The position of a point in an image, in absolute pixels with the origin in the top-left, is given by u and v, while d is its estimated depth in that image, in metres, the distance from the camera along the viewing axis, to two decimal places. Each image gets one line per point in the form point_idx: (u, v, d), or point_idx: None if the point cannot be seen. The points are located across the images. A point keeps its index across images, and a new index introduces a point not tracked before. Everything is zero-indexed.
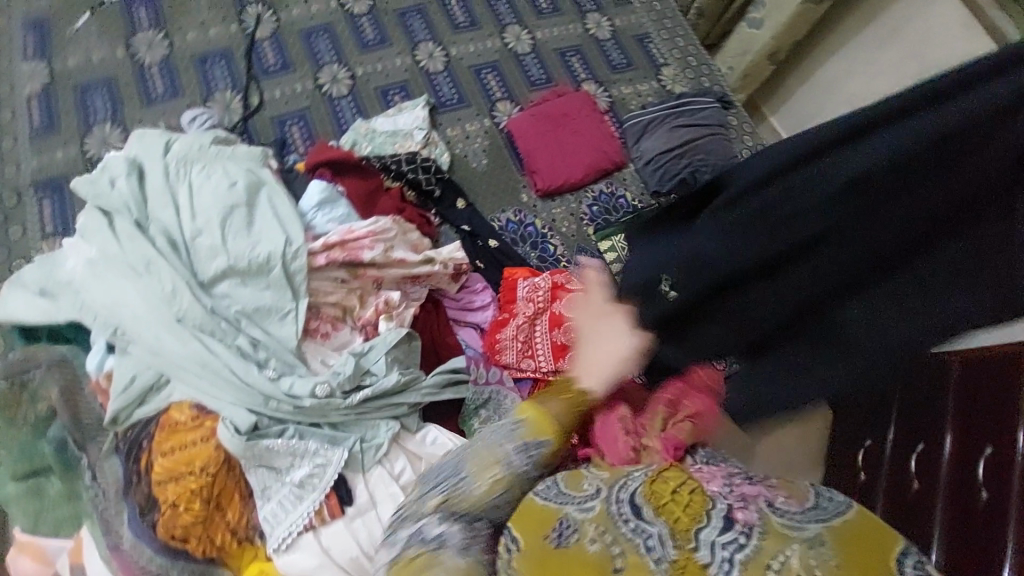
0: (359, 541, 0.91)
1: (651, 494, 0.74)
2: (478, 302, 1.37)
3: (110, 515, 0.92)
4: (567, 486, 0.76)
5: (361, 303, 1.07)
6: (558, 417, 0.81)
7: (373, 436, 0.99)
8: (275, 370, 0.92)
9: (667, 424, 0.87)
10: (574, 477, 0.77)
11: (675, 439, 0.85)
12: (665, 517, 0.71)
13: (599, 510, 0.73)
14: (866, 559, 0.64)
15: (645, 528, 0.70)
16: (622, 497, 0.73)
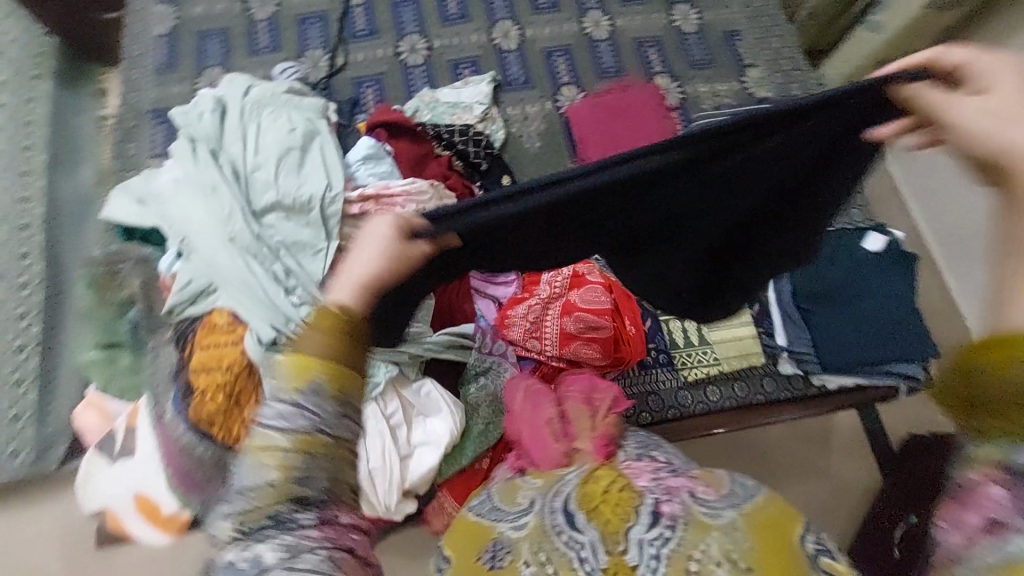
0: None
1: (582, 502, 0.88)
2: (501, 277, 1.41)
3: (158, 391, 1.10)
4: (502, 503, 0.96)
5: None
6: (321, 347, 0.52)
7: (373, 374, 1.09)
8: (300, 298, 1.03)
9: (595, 424, 1.07)
10: (509, 493, 0.97)
11: (605, 435, 1.04)
12: (597, 522, 0.85)
13: (534, 525, 0.88)
14: (776, 546, 0.80)
15: (576, 537, 0.84)
16: (555, 505, 0.89)
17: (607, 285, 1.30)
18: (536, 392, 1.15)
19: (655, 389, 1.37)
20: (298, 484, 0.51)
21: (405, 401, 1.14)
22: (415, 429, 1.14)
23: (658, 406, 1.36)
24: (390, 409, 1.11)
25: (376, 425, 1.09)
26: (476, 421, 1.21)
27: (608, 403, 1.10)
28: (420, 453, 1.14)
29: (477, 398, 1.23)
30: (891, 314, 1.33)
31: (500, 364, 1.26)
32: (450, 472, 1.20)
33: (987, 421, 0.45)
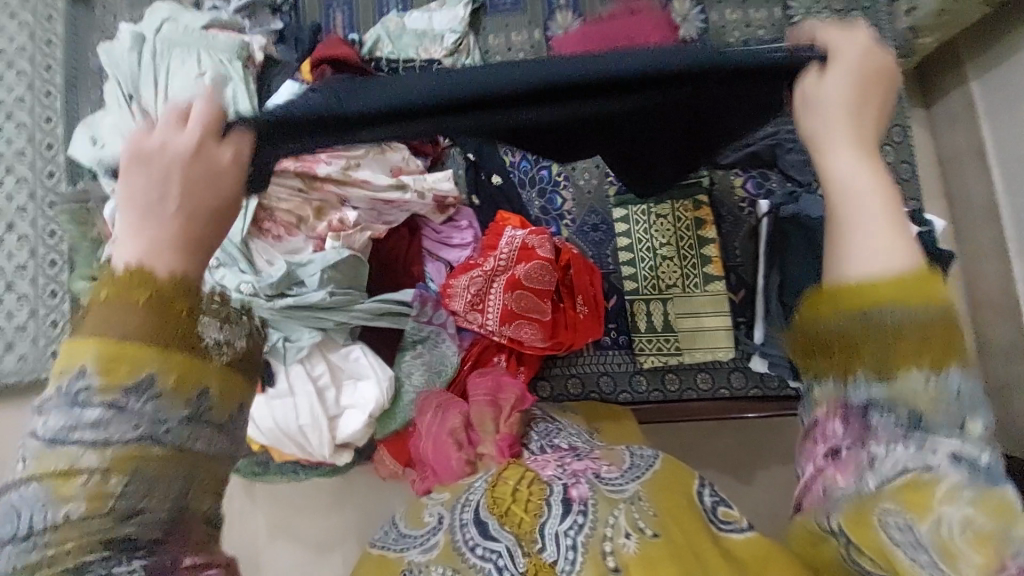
0: (275, 416, 1.12)
1: (494, 504, 0.76)
2: (457, 239, 1.32)
3: None
4: (407, 528, 0.81)
5: (317, 214, 1.12)
6: (128, 330, 0.40)
7: (298, 338, 1.11)
8: (216, 258, 1.04)
9: (499, 424, 1.01)
10: (417, 514, 0.82)
11: (509, 435, 0.98)
12: (510, 526, 0.73)
13: (445, 546, 0.74)
14: (677, 511, 0.71)
15: (491, 547, 0.71)
16: (465, 517, 0.76)
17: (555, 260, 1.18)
18: (449, 401, 1.13)
19: (608, 370, 1.30)
20: (117, 515, 0.38)
21: (332, 365, 1.16)
22: (344, 391, 1.16)
23: (609, 389, 1.30)
24: (316, 372, 1.13)
25: (302, 386, 1.12)
26: (408, 387, 1.20)
27: (512, 403, 1.05)
28: (346, 417, 1.16)
29: (410, 365, 1.21)
30: None
31: (439, 334, 1.21)
32: (386, 433, 1.23)
33: (818, 365, 0.49)
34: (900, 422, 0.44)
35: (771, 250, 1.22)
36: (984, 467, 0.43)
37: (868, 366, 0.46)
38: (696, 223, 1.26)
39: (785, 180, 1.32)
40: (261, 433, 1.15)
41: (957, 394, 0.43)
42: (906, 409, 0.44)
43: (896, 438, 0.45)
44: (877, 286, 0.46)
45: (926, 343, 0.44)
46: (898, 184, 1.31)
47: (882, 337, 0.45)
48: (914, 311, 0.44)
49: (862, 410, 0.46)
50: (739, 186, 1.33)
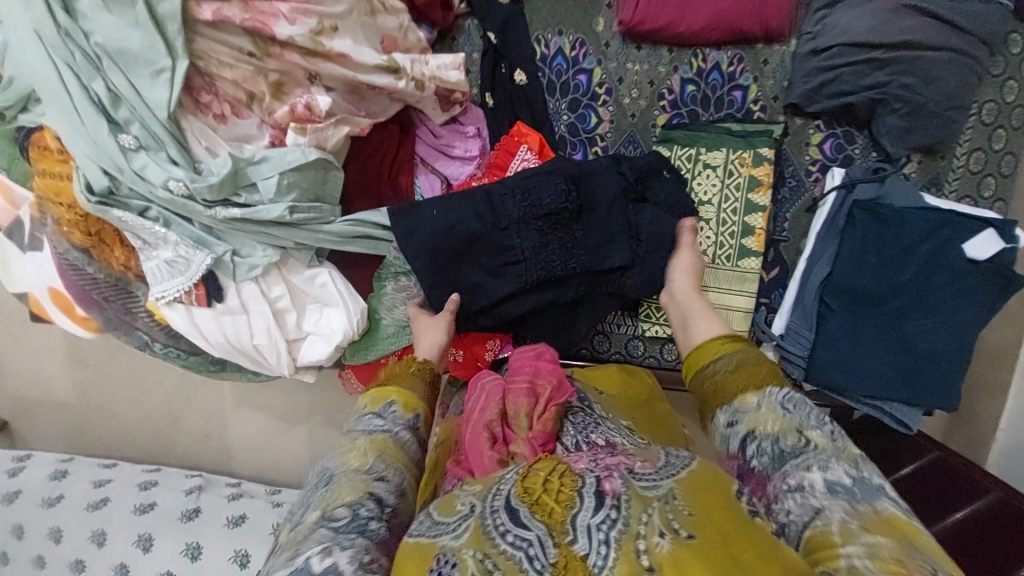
0: (225, 332, 0.95)
1: (525, 492, 0.66)
2: (459, 149, 1.07)
3: (41, 201, 1.00)
4: (440, 516, 0.68)
5: (274, 92, 0.82)
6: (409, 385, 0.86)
7: (249, 254, 0.90)
8: (133, 138, 0.79)
9: (533, 421, 0.83)
10: (446, 500, 0.71)
11: (544, 432, 0.82)
12: (542, 515, 0.64)
13: (473, 528, 0.65)
14: (714, 512, 0.62)
15: (522, 535, 0.63)
16: (496, 504, 0.66)
17: None
18: (488, 384, 0.91)
19: (606, 330, 1.20)
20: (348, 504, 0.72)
21: (293, 287, 0.97)
22: (307, 316, 0.99)
23: (602, 347, 1.21)
24: (274, 294, 0.94)
25: (257, 305, 0.94)
26: (387, 321, 1.03)
27: (550, 393, 0.87)
28: (310, 342, 1.00)
29: (391, 298, 1.03)
30: (944, 349, 0.99)
31: None
32: (357, 361, 1.08)
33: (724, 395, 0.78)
34: (770, 453, 0.70)
35: (828, 231, 1.04)
36: (852, 483, 0.64)
37: (727, 406, 0.77)
38: (749, 183, 1.05)
39: (870, 148, 1.07)
40: (209, 345, 0.98)
41: (785, 411, 0.72)
42: (774, 434, 0.71)
43: (787, 493, 0.66)
44: (708, 352, 0.83)
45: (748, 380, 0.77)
46: (993, 177, 1.09)
47: (722, 382, 0.79)
48: (728, 356, 0.81)
49: (742, 450, 0.72)
50: (816, 144, 1.07)
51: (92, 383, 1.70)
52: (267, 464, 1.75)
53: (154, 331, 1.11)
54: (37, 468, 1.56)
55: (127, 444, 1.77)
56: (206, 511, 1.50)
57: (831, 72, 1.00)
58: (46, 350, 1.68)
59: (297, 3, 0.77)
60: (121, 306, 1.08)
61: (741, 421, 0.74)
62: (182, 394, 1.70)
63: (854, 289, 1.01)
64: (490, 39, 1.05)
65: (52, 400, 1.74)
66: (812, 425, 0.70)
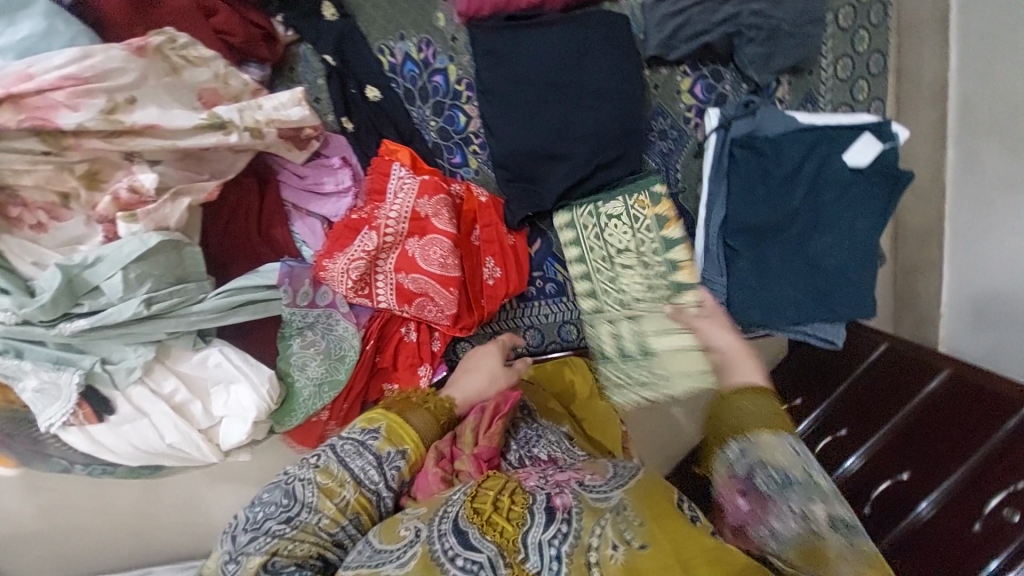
0: (132, 441, 0.89)
1: (475, 513, 0.63)
2: (330, 184, 1.00)
3: None
4: (382, 543, 0.64)
5: (88, 184, 0.75)
6: (420, 425, 0.78)
7: (121, 358, 0.84)
8: None
9: (479, 437, 0.79)
10: (388, 525, 0.66)
11: (490, 448, 0.78)
12: (492, 535, 0.62)
13: (421, 556, 0.61)
14: (660, 511, 0.63)
15: (473, 558, 0.60)
16: (443, 528, 0.62)
17: (456, 240, 0.98)
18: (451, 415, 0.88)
19: (534, 323, 1.15)
20: (318, 541, 0.66)
21: (186, 376, 0.90)
22: (214, 400, 0.92)
23: (537, 342, 1.16)
24: (167, 389, 0.88)
25: (153, 405, 0.88)
26: (302, 381, 0.98)
27: (496, 405, 0.84)
28: (227, 426, 0.93)
29: (301, 357, 0.98)
30: (853, 263, 1.00)
31: (329, 315, 0.99)
32: (287, 426, 1.02)
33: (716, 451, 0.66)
34: (771, 480, 0.61)
35: (717, 173, 1.01)
36: (849, 523, 0.59)
37: (739, 444, 0.64)
38: (656, 222, 1.04)
39: (739, 81, 1.06)
40: (120, 456, 0.91)
41: (797, 452, 0.62)
42: (772, 469, 0.61)
43: (787, 520, 0.60)
44: (736, 397, 0.67)
45: (769, 424, 0.64)
46: (863, 80, 1.10)
47: (743, 432, 0.65)
48: (757, 403, 0.66)
49: (747, 475, 0.63)
50: (687, 90, 1.06)
51: (47, 508, 1.57)
52: None
53: (70, 454, 1.02)
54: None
55: (108, 558, 1.66)
56: None
57: (680, 15, 0.98)
58: None
59: (74, 86, 0.70)
60: (25, 437, 1.00)
61: (752, 454, 0.63)
62: (148, 492, 1.61)
63: (754, 226, 1.00)
64: (328, 61, 0.98)
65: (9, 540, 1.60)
66: (819, 472, 0.62)
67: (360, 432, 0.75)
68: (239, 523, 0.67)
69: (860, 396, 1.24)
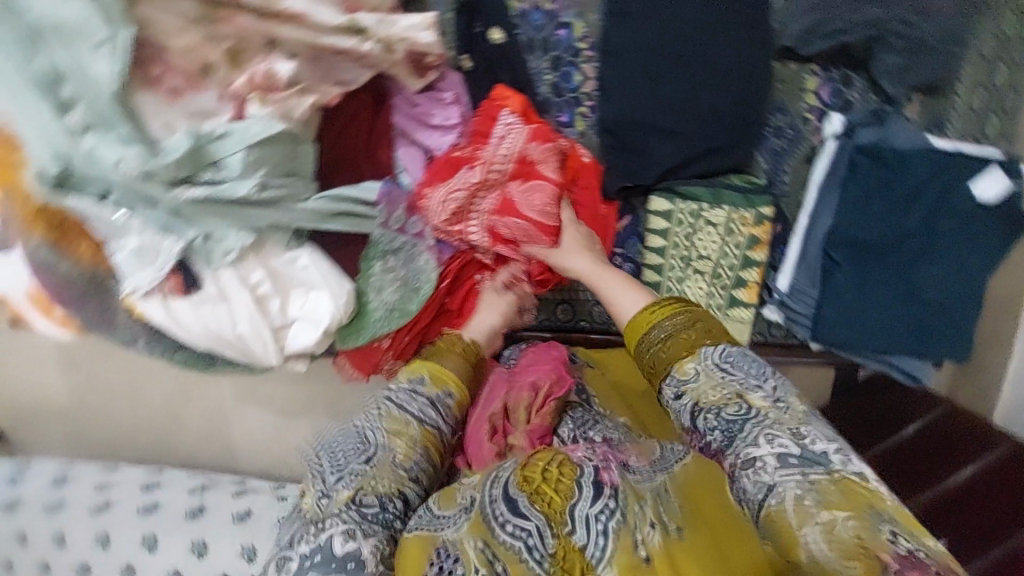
0: (206, 323, 0.90)
1: (524, 480, 0.67)
2: (438, 118, 1.01)
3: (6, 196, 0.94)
4: (440, 508, 0.68)
5: (232, 62, 0.78)
6: (457, 368, 0.86)
7: (222, 237, 0.85)
8: (79, 118, 0.73)
9: (532, 415, 0.85)
10: (446, 491, 0.70)
11: (543, 426, 0.85)
12: (541, 504, 0.65)
13: (473, 519, 0.65)
14: (699, 508, 0.68)
15: (521, 525, 0.64)
16: (495, 494, 0.67)
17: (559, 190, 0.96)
18: (493, 373, 0.92)
19: (606, 300, 1.14)
20: (398, 477, 0.73)
21: (274, 272, 0.92)
22: (292, 301, 0.94)
23: (603, 318, 1.15)
24: (253, 279, 0.89)
25: (236, 291, 0.89)
26: (377, 303, 0.99)
27: (550, 387, 0.89)
28: (296, 329, 0.95)
29: (380, 279, 0.99)
30: (957, 297, 0.96)
31: (415, 244, 1.00)
32: (348, 346, 1.03)
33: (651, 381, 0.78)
34: (718, 417, 0.68)
35: (829, 181, 0.98)
36: (800, 453, 0.62)
37: (670, 377, 0.74)
38: (749, 247, 1.03)
39: (870, 90, 1.02)
40: (188, 339, 0.92)
41: (723, 376, 0.71)
42: (711, 405, 0.69)
43: (741, 470, 0.64)
44: (649, 319, 0.81)
45: (677, 341, 0.76)
46: (997, 116, 1.05)
47: (661, 353, 0.77)
48: (666, 320, 0.79)
49: (694, 425, 0.70)
50: (812, 90, 1.02)
51: (86, 390, 1.64)
52: (273, 455, 1.71)
53: (136, 329, 1.04)
54: (37, 476, 1.46)
55: (122, 450, 1.72)
56: (211, 510, 1.40)
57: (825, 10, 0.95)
58: (32, 364, 1.61)
59: None
60: (98, 305, 1.02)
61: (687, 391, 0.72)
62: (179, 393, 1.64)
63: (860, 240, 0.97)
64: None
65: (42, 411, 1.67)
66: (754, 388, 0.69)
67: (407, 383, 0.83)
68: (324, 467, 0.75)
69: (918, 449, 1.14)
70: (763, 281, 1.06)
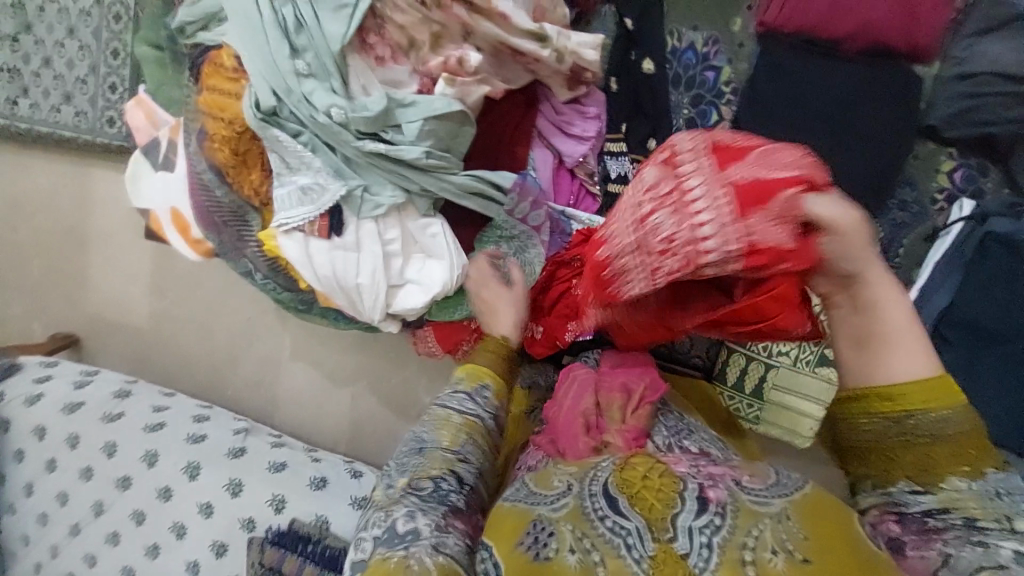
0: (335, 266, 0.97)
1: (625, 481, 0.66)
2: (577, 128, 1.07)
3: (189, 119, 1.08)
4: (537, 487, 0.69)
5: (432, 45, 0.90)
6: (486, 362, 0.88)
7: (377, 192, 0.95)
8: (306, 64, 0.88)
9: (625, 416, 0.86)
10: (542, 474, 0.71)
11: (637, 428, 0.84)
12: (640, 506, 0.63)
13: (572, 506, 0.65)
14: (827, 532, 0.62)
15: (622, 523, 0.63)
16: (593, 489, 0.66)
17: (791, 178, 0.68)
18: (581, 375, 0.93)
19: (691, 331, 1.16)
20: (449, 457, 0.75)
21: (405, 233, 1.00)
22: (411, 263, 1.01)
23: (685, 348, 1.16)
24: (389, 236, 0.98)
25: (370, 244, 0.97)
26: None
27: (643, 392, 0.89)
28: (407, 291, 1.02)
29: (491, 263, 1.05)
30: None
31: (530, 237, 1.05)
32: (441, 319, 1.08)
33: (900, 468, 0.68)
34: (960, 522, 0.63)
35: (953, 260, 1.00)
36: None
37: (923, 476, 0.66)
38: None
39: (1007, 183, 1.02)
40: (314, 278, 0.99)
41: (993, 497, 0.63)
42: (963, 514, 0.63)
43: (952, 542, 0.63)
44: (919, 396, 0.67)
45: (951, 432, 0.66)
46: None
47: (932, 450, 0.66)
48: (942, 413, 0.66)
49: (918, 514, 0.66)
50: (946, 171, 1.04)
51: (162, 314, 1.74)
52: (307, 421, 1.67)
53: (258, 261, 1.13)
54: (101, 384, 1.50)
55: (178, 378, 1.77)
56: (251, 452, 1.38)
57: (978, 98, 0.97)
58: (128, 279, 1.75)
59: None
60: (235, 232, 1.13)
61: (938, 494, 0.65)
62: (241, 336, 1.68)
63: (976, 325, 0.97)
64: (626, 24, 1.08)
65: (117, 323, 1.79)
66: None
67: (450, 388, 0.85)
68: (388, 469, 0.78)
69: None
70: None
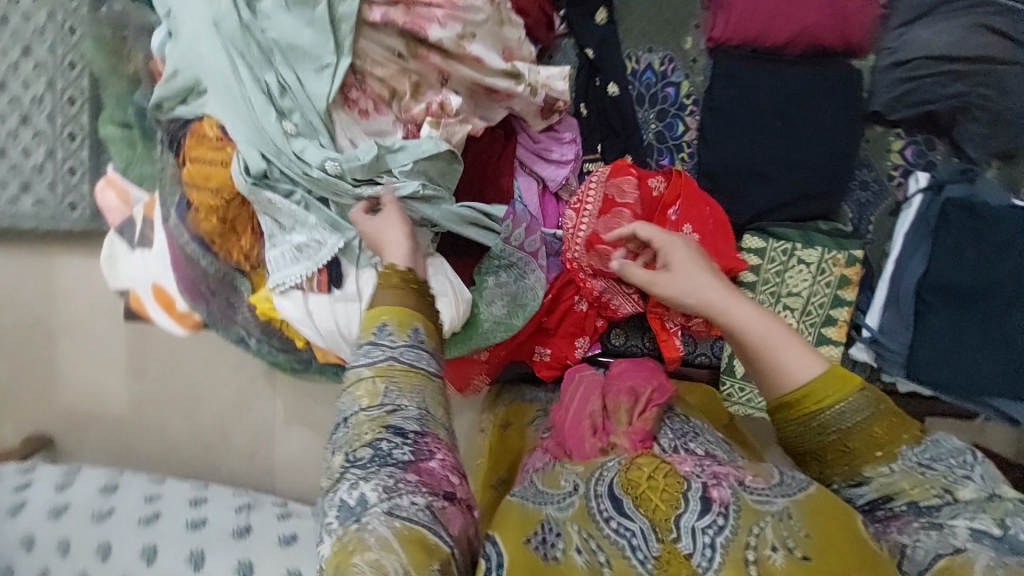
0: (336, 319, 0.96)
1: (628, 483, 0.64)
2: (555, 153, 1.12)
3: (169, 193, 1.06)
4: (544, 486, 0.68)
5: (413, 93, 0.93)
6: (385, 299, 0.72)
7: None
8: (294, 125, 0.90)
9: (633, 419, 0.86)
10: (550, 474, 0.69)
11: (643, 428, 0.84)
12: (645, 509, 0.62)
13: (578, 506, 0.63)
14: (834, 539, 0.57)
15: (626, 524, 0.61)
16: (599, 490, 0.64)
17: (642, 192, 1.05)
18: (587, 379, 0.97)
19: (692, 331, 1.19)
20: (374, 415, 0.63)
21: None
22: None
23: (688, 349, 1.20)
24: None
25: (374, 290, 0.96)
26: (486, 314, 1.04)
27: (651, 394, 0.91)
28: None
29: (491, 293, 1.05)
30: None
31: (526, 262, 1.07)
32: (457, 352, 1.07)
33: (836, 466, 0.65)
34: (905, 505, 0.60)
35: (921, 230, 1.08)
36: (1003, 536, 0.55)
37: (853, 464, 0.63)
38: (839, 285, 1.10)
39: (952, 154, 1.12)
40: (316, 333, 0.97)
41: (924, 472, 0.61)
42: (900, 498, 0.61)
43: (918, 528, 0.58)
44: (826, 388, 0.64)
45: (870, 420, 0.63)
46: None
47: (852, 441, 0.63)
48: (853, 401, 0.63)
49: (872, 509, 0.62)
50: (897, 150, 1.13)
51: (143, 398, 1.65)
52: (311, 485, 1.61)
53: (252, 324, 1.11)
54: (85, 483, 1.38)
55: (165, 463, 1.67)
56: (256, 530, 1.32)
57: (913, 82, 1.07)
58: (103, 367, 1.66)
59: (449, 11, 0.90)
60: (224, 299, 1.10)
61: (873, 484, 0.62)
62: (233, 411, 1.61)
63: (951, 286, 1.04)
64: (587, 53, 1.14)
65: (94, 415, 1.68)
66: (958, 479, 0.59)
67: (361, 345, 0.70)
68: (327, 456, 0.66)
69: None
70: (852, 320, 1.12)
